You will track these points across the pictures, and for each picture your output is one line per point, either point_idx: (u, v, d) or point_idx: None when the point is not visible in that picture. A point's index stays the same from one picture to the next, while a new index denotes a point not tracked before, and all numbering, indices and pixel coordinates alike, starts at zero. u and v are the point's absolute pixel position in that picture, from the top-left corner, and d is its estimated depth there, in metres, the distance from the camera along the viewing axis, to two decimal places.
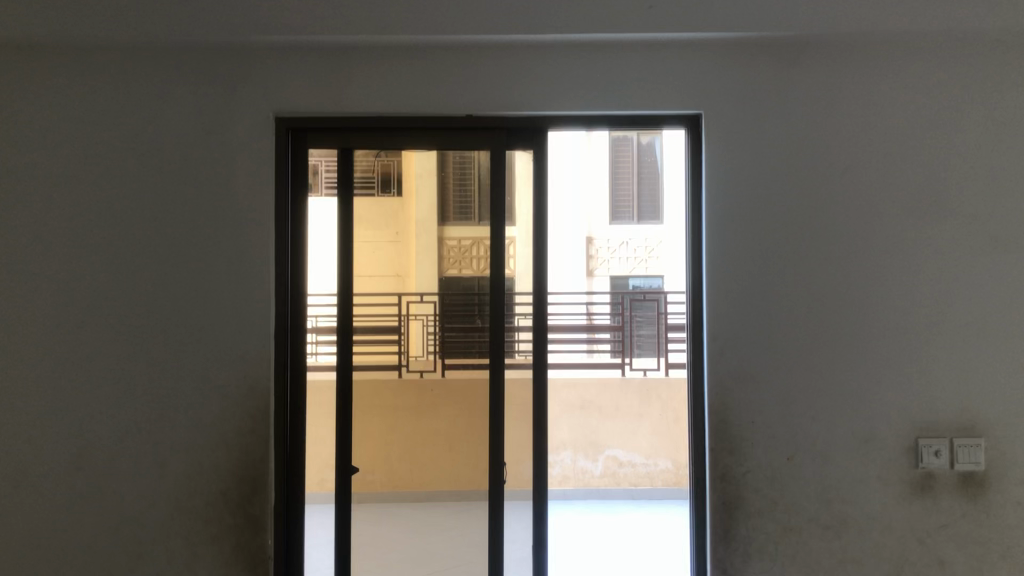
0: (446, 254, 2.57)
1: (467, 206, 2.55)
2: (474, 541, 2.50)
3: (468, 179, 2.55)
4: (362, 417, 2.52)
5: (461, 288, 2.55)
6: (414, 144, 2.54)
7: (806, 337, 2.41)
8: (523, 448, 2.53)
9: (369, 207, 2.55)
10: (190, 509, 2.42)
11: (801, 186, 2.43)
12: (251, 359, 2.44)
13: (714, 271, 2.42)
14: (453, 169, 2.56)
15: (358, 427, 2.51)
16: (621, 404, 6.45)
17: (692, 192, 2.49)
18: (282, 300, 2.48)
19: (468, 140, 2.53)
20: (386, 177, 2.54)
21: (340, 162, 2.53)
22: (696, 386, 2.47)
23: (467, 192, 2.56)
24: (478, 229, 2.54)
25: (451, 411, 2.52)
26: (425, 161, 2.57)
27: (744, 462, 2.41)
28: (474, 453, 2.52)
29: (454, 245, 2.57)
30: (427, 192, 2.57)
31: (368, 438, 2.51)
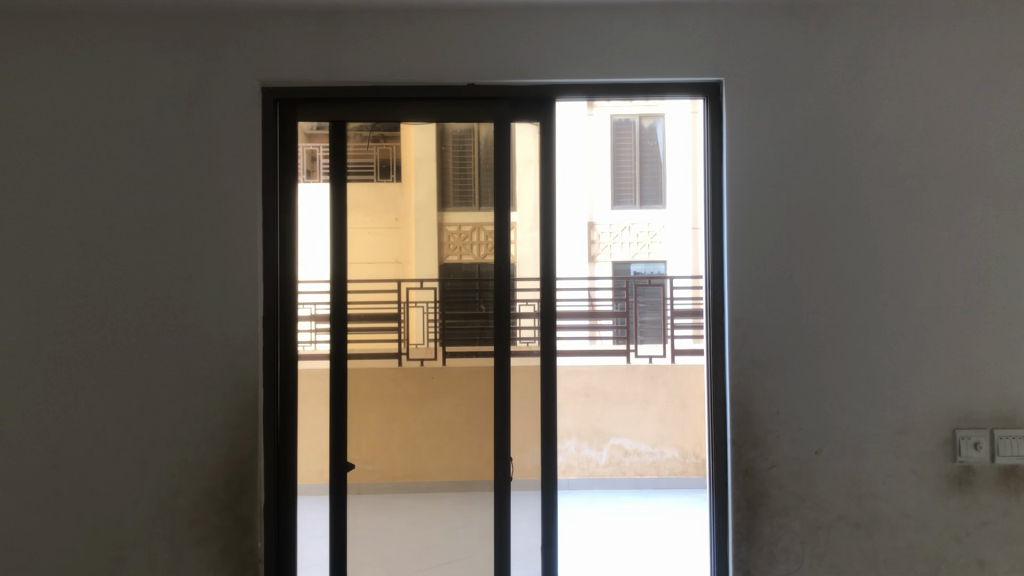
0: (446, 240, 2.41)
1: (467, 190, 2.39)
2: (477, 531, 2.34)
3: (469, 159, 2.36)
4: (358, 406, 2.35)
5: (462, 275, 2.40)
6: (412, 119, 2.36)
7: (835, 322, 2.24)
8: (531, 437, 2.34)
9: (363, 191, 2.36)
10: (174, 510, 2.25)
11: (830, 159, 2.25)
12: (238, 347, 2.27)
13: (735, 251, 2.25)
14: (453, 146, 2.37)
15: (353, 418, 2.34)
16: (626, 391, 6.28)
17: (711, 165, 2.30)
18: (271, 283, 2.30)
19: (470, 113, 2.35)
20: (384, 161, 2.34)
21: (333, 139, 2.35)
22: (716, 375, 2.29)
23: (467, 175, 2.38)
24: (478, 214, 2.37)
25: (453, 403, 2.36)
26: (423, 141, 2.38)
27: (769, 456, 2.24)
28: (479, 444, 2.34)
29: (454, 232, 2.42)
30: (426, 176, 2.41)
31: (364, 427, 2.35)
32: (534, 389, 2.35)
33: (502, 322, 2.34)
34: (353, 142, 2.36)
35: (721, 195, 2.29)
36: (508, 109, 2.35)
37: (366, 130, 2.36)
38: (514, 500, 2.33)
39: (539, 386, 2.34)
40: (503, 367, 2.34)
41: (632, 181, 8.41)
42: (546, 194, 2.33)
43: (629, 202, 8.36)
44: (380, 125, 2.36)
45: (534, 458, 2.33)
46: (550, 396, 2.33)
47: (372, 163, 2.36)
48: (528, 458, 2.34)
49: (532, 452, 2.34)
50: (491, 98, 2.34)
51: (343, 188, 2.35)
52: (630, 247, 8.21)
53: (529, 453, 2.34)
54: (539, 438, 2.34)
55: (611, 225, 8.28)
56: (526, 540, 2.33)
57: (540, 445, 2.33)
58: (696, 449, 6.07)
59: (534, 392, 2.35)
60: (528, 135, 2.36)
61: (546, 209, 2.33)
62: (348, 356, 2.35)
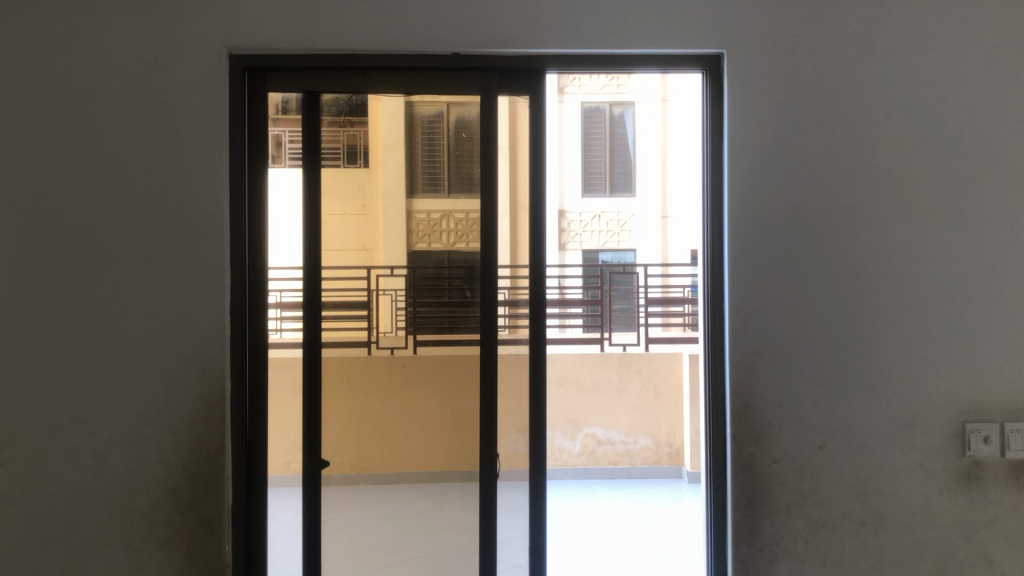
0: (415, 228, 2.24)
1: (437, 176, 2.24)
2: (462, 528, 2.20)
3: (440, 144, 2.22)
4: (333, 396, 2.19)
5: (432, 264, 2.21)
6: (380, 96, 2.20)
7: (840, 310, 2.12)
8: (516, 424, 2.22)
9: (334, 175, 2.20)
10: (133, 512, 2.08)
11: (835, 137, 2.13)
12: (204, 336, 2.10)
13: (736, 235, 2.12)
14: (421, 138, 2.21)
15: (328, 408, 2.19)
16: (599, 380, 6.16)
17: (711, 143, 2.17)
18: (240, 267, 2.14)
19: (435, 94, 2.19)
20: (352, 146, 2.19)
21: (305, 121, 2.19)
22: (715, 367, 2.16)
23: (437, 160, 2.24)
24: (448, 201, 2.24)
25: (438, 397, 2.21)
26: (392, 129, 2.19)
27: (771, 451, 2.12)
28: (465, 435, 2.21)
29: (423, 219, 2.26)
30: (395, 163, 2.23)
31: (340, 417, 2.19)
32: (522, 378, 2.22)
33: (490, 309, 2.21)
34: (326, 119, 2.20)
35: (721, 175, 2.16)
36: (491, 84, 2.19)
37: (335, 108, 2.21)
38: (501, 493, 2.20)
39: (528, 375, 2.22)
40: (490, 358, 2.20)
41: (603, 168, 8.25)
42: (535, 184, 2.21)
43: (599, 190, 8.23)
44: (353, 102, 2.20)
45: (522, 444, 2.21)
46: (539, 387, 2.20)
47: (340, 147, 2.19)
48: (513, 447, 2.21)
49: (517, 440, 2.21)
50: (474, 69, 2.19)
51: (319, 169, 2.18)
52: (600, 235, 8.18)
53: (507, 441, 2.21)
54: (524, 426, 2.23)
55: (581, 213, 8.20)
56: (510, 533, 2.19)
57: (526, 434, 2.22)
58: (670, 438, 5.99)
59: (521, 381, 2.22)
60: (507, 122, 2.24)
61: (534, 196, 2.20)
62: (322, 345, 2.20)
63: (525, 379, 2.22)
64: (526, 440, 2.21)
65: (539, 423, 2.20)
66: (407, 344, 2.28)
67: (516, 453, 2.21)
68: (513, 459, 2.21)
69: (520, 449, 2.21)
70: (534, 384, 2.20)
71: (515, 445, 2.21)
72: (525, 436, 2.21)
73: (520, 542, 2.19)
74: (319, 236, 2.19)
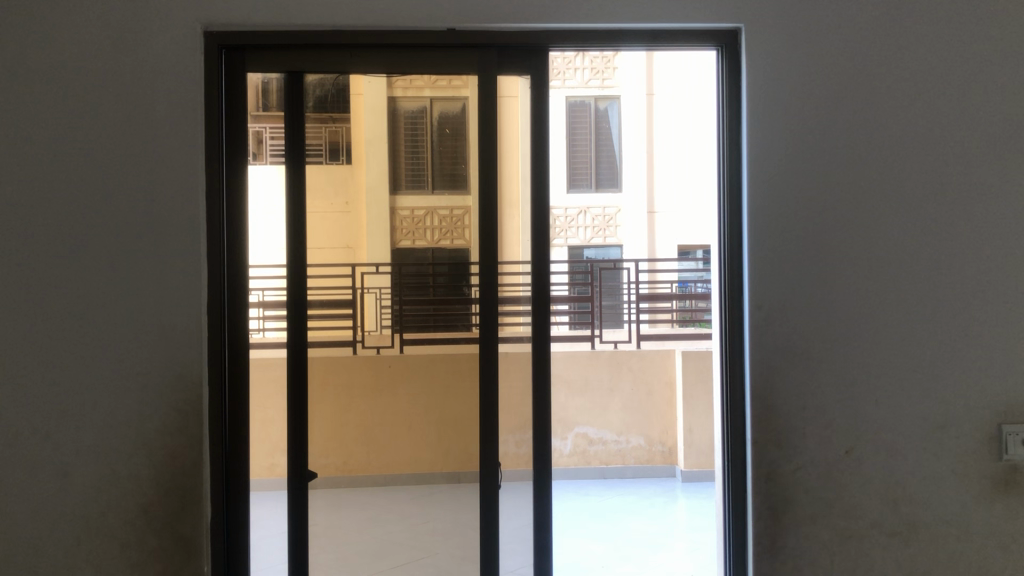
0: (399, 225, 2.10)
1: (421, 172, 2.08)
2: (461, 535, 2.05)
3: (423, 140, 2.08)
4: (321, 394, 2.04)
5: (414, 262, 2.06)
6: (361, 91, 2.05)
7: (867, 305, 1.98)
8: (515, 424, 2.05)
9: (316, 172, 2.05)
10: (103, 532, 1.90)
11: (861, 117, 1.98)
12: (179, 337, 1.92)
13: (755, 224, 1.97)
14: (405, 131, 2.08)
15: (315, 406, 2.04)
16: (590, 378, 5.95)
17: (728, 125, 2.01)
18: (218, 262, 1.96)
19: (418, 88, 2.02)
20: (334, 143, 2.03)
21: (288, 120, 2.03)
22: (733, 366, 2.01)
23: (421, 157, 2.08)
24: (433, 197, 2.08)
25: (436, 399, 2.06)
26: (375, 126, 2.07)
27: (794, 457, 1.97)
28: (464, 440, 2.05)
29: (407, 216, 2.10)
30: (378, 159, 2.10)
31: (326, 417, 2.03)
32: (523, 378, 2.06)
33: (491, 306, 2.05)
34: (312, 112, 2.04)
35: (739, 159, 2.01)
36: (488, 65, 2.04)
37: (311, 99, 2.05)
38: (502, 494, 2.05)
39: (529, 375, 2.05)
40: (491, 358, 2.04)
41: (588, 164, 8.01)
42: (535, 166, 2.05)
43: (585, 186, 8.01)
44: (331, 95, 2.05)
45: (517, 445, 2.05)
46: (542, 385, 2.04)
47: (322, 144, 2.04)
48: (506, 447, 2.06)
49: (512, 441, 2.06)
50: (465, 53, 2.04)
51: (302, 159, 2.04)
52: (585, 230, 7.98)
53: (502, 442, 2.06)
54: (525, 425, 2.05)
55: (567, 209, 7.99)
56: (509, 537, 2.05)
57: (529, 435, 2.04)
58: (663, 437, 5.81)
59: (523, 381, 2.06)
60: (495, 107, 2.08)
61: (534, 179, 2.06)
62: (309, 347, 2.04)
63: (527, 378, 2.06)
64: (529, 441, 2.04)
65: (542, 425, 2.04)
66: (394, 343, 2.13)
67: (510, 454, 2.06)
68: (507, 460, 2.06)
69: (517, 450, 2.06)
70: (536, 383, 2.05)
71: (507, 446, 2.06)
72: (523, 437, 2.05)
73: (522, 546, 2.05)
74: (302, 231, 2.03)
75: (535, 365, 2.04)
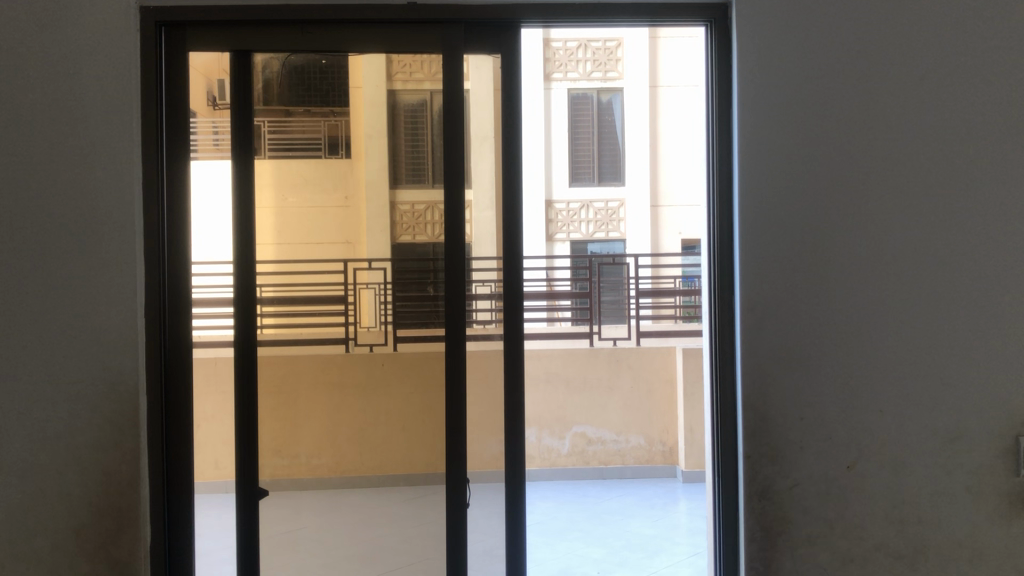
0: (399, 220, 1.87)
1: (421, 166, 1.91)
2: (428, 541, 1.90)
3: (424, 134, 1.90)
4: (307, 392, 1.89)
5: (415, 258, 1.89)
6: (360, 84, 1.86)
7: (869, 305, 1.80)
8: (495, 423, 1.91)
9: (302, 165, 1.90)
10: (32, 556, 1.73)
11: (866, 98, 1.80)
12: (113, 342, 1.75)
13: (748, 218, 1.79)
14: (405, 122, 1.89)
15: (300, 403, 1.88)
16: (588, 377, 5.73)
17: (719, 109, 1.85)
18: (156, 260, 1.81)
19: (417, 80, 1.89)
20: (333, 136, 1.91)
21: (240, 108, 1.87)
22: (724, 374, 1.85)
23: (421, 149, 1.91)
24: (434, 193, 1.90)
25: (396, 402, 1.90)
26: (376, 118, 1.90)
27: (790, 474, 1.80)
28: (430, 441, 1.91)
29: (407, 211, 1.91)
30: (377, 151, 1.92)
31: (313, 415, 1.89)
32: (495, 377, 1.92)
33: (456, 304, 1.90)
34: (262, 106, 1.89)
35: (730, 147, 1.85)
36: (457, 55, 1.89)
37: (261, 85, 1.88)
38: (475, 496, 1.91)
39: (503, 373, 1.91)
40: (456, 358, 1.91)
41: (592, 157, 7.78)
42: (506, 167, 1.91)
43: (586, 179, 7.79)
44: (325, 85, 1.89)
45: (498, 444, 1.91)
46: (515, 383, 1.90)
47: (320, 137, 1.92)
48: (488, 449, 1.91)
49: (488, 442, 1.91)
50: (444, 43, 1.88)
51: (252, 150, 1.88)
52: (587, 225, 7.82)
53: (486, 443, 1.91)
54: (503, 424, 1.91)
55: (568, 203, 7.78)
56: (489, 544, 1.90)
57: (506, 433, 1.91)
58: (664, 436, 5.61)
59: (496, 382, 1.91)
60: (490, 97, 1.91)
61: (506, 182, 1.91)
62: (259, 346, 1.89)
63: (500, 375, 1.91)
64: (507, 438, 1.91)
65: (517, 429, 1.90)
66: (387, 340, 1.92)
67: (499, 454, 1.91)
68: (496, 462, 1.91)
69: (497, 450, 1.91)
70: (509, 383, 1.91)
71: (499, 446, 1.91)
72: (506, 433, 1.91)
73: (496, 554, 1.90)
74: (252, 232, 1.89)
75: (505, 363, 1.91)
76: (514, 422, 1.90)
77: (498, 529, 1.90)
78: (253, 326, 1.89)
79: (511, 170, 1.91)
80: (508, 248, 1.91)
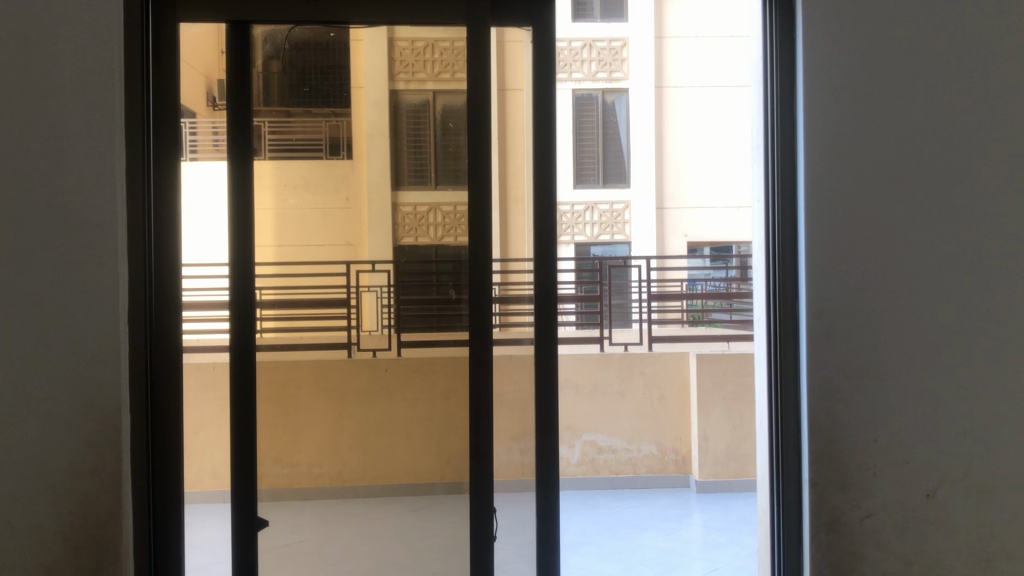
0: (402, 222, 1.76)
1: (425, 166, 1.77)
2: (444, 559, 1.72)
3: (427, 136, 1.77)
4: (307, 402, 1.73)
5: (418, 260, 1.74)
6: (362, 84, 1.79)
7: (950, 312, 1.59)
8: (519, 430, 1.74)
9: (300, 166, 1.74)
10: None
11: (944, 84, 1.60)
12: (94, 353, 1.53)
13: (813, 215, 1.59)
14: (408, 124, 1.78)
15: (301, 412, 1.74)
16: (598, 383, 5.17)
17: (781, 92, 1.65)
18: (142, 260, 1.61)
19: (420, 80, 1.73)
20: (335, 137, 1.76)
21: (236, 100, 1.72)
22: (788, 390, 1.63)
23: (424, 150, 1.78)
24: (435, 194, 1.75)
25: (403, 411, 1.77)
26: (377, 115, 1.80)
27: (863, 503, 1.58)
28: (440, 446, 1.75)
29: (410, 213, 1.78)
30: (379, 154, 1.80)
31: (313, 426, 1.74)
32: (525, 383, 1.75)
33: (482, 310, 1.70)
34: (263, 103, 1.75)
35: (794, 134, 1.65)
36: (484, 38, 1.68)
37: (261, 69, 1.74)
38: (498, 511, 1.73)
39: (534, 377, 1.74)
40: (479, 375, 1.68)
41: (596, 158, 7.50)
42: (538, 163, 1.71)
43: (591, 181, 7.50)
44: (326, 85, 1.78)
45: (523, 453, 1.74)
46: (547, 390, 1.72)
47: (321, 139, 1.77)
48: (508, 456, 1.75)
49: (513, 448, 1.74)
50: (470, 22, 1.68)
51: (249, 148, 1.73)
52: (592, 226, 7.49)
53: (503, 450, 1.74)
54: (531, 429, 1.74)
55: (573, 204, 7.48)
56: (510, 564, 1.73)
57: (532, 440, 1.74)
58: (677, 444, 5.12)
59: (522, 386, 1.75)
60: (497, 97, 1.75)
61: (537, 178, 1.70)
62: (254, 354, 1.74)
63: (531, 388, 1.74)
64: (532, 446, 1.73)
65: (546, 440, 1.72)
66: (392, 346, 1.77)
67: (512, 464, 1.74)
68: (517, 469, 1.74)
69: (522, 458, 1.74)
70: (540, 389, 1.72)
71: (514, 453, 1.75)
72: (532, 446, 1.73)
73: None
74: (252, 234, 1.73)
75: (539, 370, 1.72)
76: (543, 434, 1.71)
77: (521, 551, 1.73)
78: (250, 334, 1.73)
79: (536, 165, 1.72)
80: (537, 251, 1.71)
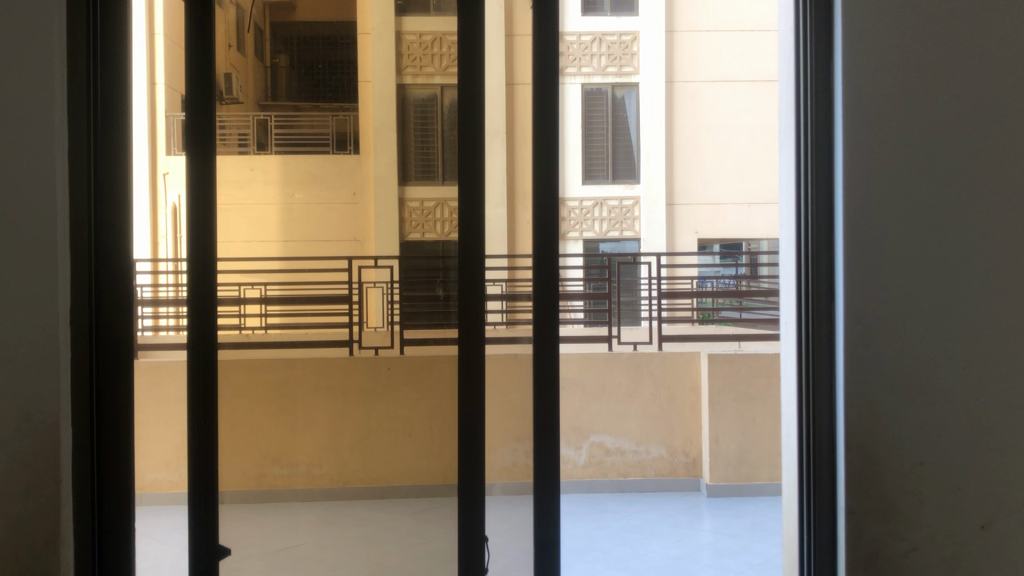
0: (408, 217, 1.74)
1: (431, 160, 1.63)
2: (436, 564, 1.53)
3: (432, 127, 1.63)
4: (312, 407, 1.72)
5: (425, 254, 1.66)
6: (370, 78, 1.75)
7: (1008, 318, 1.41)
8: (514, 429, 1.53)
9: None
10: None
11: (1007, 61, 1.41)
12: (26, 358, 1.34)
13: (851, 209, 1.42)
14: (414, 114, 1.67)
15: (305, 416, 1.72)
16: (607, 383, 4.94)
17: (815, 73, 1.48)
18: (84, 256, 1.43)
19: (428, 73, 1.62)
20: None
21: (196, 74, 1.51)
22: (821, 403, 1.46)
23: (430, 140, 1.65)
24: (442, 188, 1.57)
25: (399, 408, 1.73)
26: (385, 108, 1.73)
27: (908, 533, 1.40)
28: (441, 442, 1.55)
29: (417, 208, 1.71)
30: (387, 145, 1.76)
31: (306, 434, 1.72)
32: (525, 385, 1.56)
33: (474, 309, 1.51)
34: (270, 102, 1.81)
35: (830, 118, 1.48)
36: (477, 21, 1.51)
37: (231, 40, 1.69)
38: (494, 525, 1.54)
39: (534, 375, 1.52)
40: (469, 374, 1.52)
41: (605, 151, 7.07)
42: (540, 151, 1.50)
43: (601, 177, 7.03)
44: None
45: (518, 454, 1.51)
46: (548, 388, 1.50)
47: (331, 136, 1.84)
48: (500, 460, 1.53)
49: (509, 452, 1.53)
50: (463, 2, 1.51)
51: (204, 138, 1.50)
52: (601, 223, 7.09)
53: (495, 453, 1.54)
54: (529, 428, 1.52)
55: (581, 201, 7.07)
56: None
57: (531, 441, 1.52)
58: (687, 447, 4.89)
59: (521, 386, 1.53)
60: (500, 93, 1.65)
61: (538, 164, 1.51)
62: (212, 354, 1.52)
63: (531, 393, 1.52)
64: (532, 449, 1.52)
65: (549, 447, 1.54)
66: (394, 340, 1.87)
67: (504, 468, 1.52)
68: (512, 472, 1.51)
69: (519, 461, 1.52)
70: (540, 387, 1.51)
71: (512, 454, 1.52)
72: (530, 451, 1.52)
73: None
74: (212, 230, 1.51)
75: (537, 374, 1.51)
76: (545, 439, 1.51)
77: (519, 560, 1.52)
78: (212, 327, 1.51)
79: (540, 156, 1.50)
80: (540, 254, 1.50)
